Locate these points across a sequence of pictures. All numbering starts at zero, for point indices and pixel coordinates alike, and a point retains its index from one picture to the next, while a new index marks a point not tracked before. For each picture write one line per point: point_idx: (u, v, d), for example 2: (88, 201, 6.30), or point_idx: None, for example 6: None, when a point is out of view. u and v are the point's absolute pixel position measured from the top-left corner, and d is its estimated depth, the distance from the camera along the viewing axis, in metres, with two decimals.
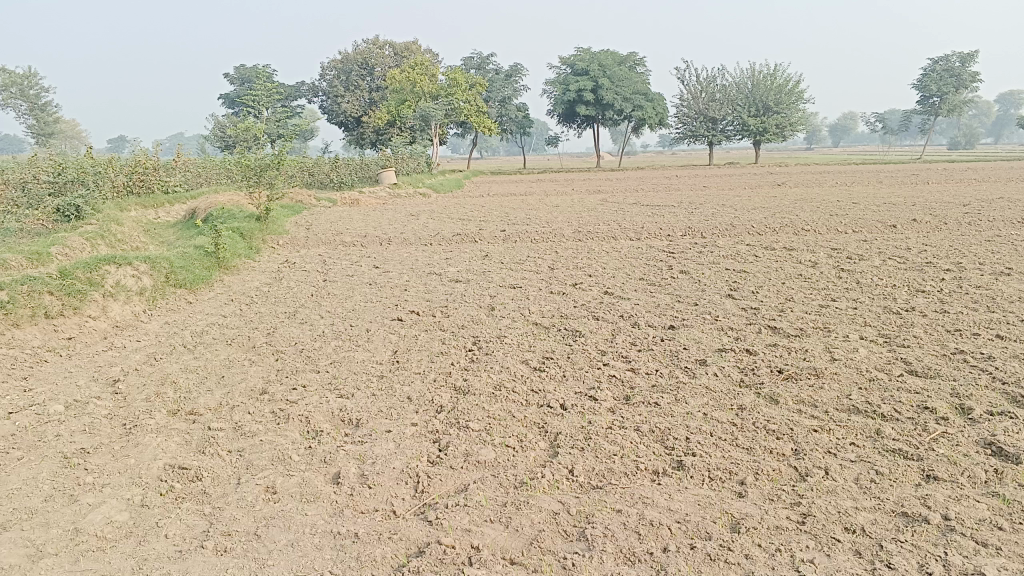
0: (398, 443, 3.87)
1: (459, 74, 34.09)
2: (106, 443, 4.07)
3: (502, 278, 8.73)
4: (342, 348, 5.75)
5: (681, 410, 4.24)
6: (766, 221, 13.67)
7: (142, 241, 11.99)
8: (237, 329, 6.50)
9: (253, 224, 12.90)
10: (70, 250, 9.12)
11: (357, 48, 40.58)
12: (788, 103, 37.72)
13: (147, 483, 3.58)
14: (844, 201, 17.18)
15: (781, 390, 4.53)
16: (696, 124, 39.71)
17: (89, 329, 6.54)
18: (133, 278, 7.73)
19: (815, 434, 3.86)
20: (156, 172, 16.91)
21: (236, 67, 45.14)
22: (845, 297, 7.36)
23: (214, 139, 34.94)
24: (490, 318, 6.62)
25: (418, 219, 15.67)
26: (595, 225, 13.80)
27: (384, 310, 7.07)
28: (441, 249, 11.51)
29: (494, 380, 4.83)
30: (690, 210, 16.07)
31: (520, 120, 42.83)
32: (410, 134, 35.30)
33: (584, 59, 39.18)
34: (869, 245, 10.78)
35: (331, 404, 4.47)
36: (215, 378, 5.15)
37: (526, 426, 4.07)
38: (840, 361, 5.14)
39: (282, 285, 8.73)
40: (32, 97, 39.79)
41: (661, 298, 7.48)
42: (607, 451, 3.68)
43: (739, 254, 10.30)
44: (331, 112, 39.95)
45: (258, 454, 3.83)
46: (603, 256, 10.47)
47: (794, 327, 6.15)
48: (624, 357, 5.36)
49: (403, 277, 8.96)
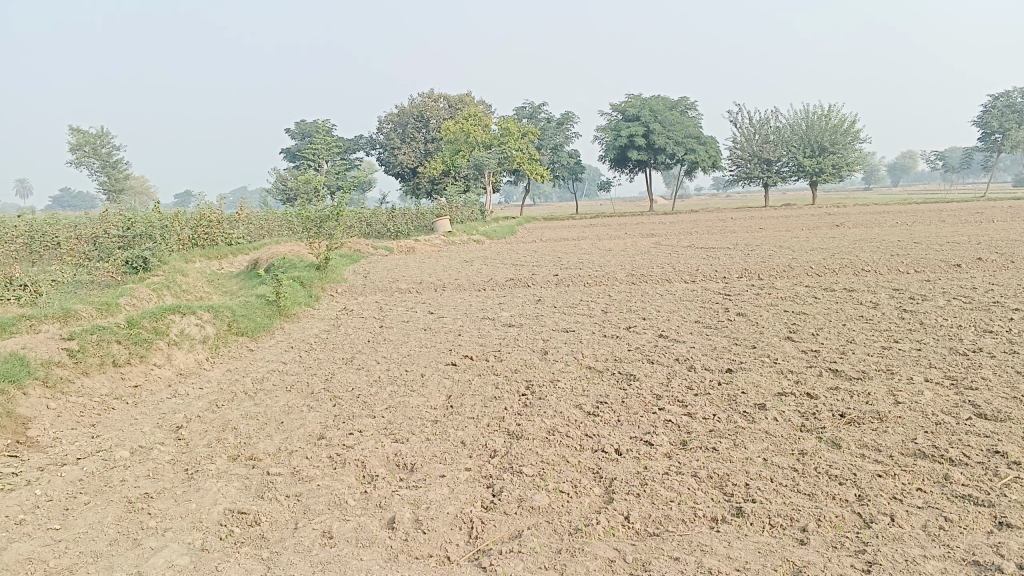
0: (452, 488, 3.88)
1: (511, 123, 34.63)
2: (169, 488, 4.17)
3: (555, 322, 8.75)
4: (398, 393, 5.81)
5: (739, 455, 4.16)
6: (824, 262, 13.48)
7: (205, 291, 12.34)
8: (296, 376, 6.62)
9: (312, 274, 13.19)
10: (137, 301, 9.44)
11: (412, 101, 41.57)
12: (845, 143, 37.24)
13: (207, 528, 3.64)
14: (904, 240, 16.85)
15: (843, 434, 4.42)
16: (751, 166, 39.52)
17: (153, 377, 6.73)
18: (197, 326, 7.95)
19: (880, 478, 3.75)
20: (220, 224, 17.46)
21: (298, 124, 46.60)
22: (908, 339, 7.18)
23: (275, 192, 35.97)
24: (544, 362, 6.63)
25: (472, 265, 15.84)
26: (648, 269, 13.77)
27: (439, 355, 7.13)
28: (495, 294, 11.60)
29: (547, 425, 4.81)
30: (745, 252, 15.93)
31: (573, 166, 43.15)
32: (464, 183, 35.85)
33: (636, 104, 39.43)
34: (932, 285, 10.54)
35: (386, 449, 4.51)
36: (274, 423, 5.25)
37: (580, 471, 4.04)
38: (905, 404, 5.00)
39: (340, 331, 8.88)
40: (105, 155, 41.56)
41: (716, 341, 7.39)
42: (664, 497, 3.62)
43: (797, 296, 10.16)
44: (388, 163, 40.83)
45: (315, 498, 3.87)
46: (657, 299, 10.43)
47: (856, 370, 6.01)
48: (680, 401, 5.30)
49: (458, 322, 9.04)
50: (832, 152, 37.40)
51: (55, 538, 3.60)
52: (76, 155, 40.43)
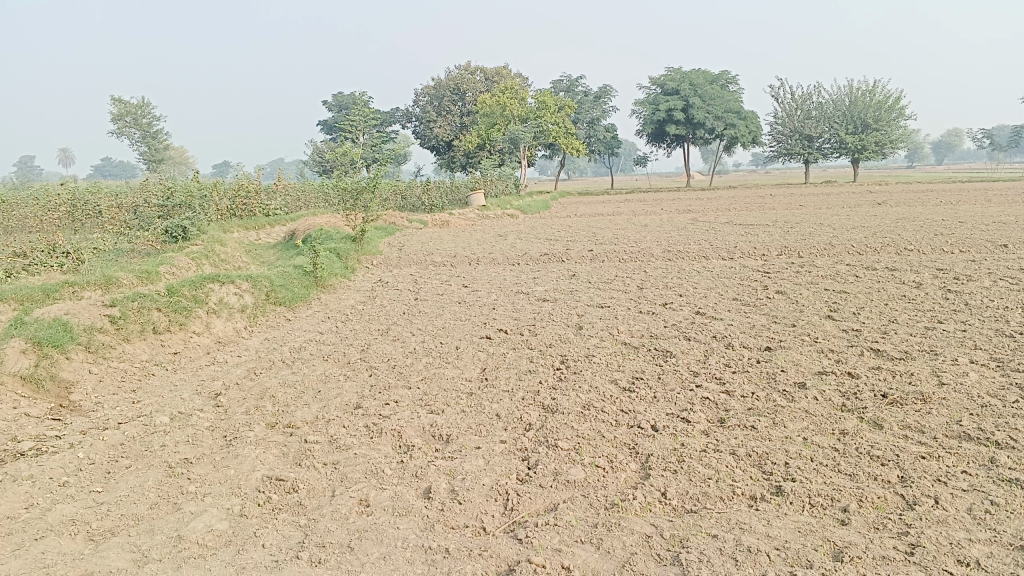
0: (488, 460, 3.87)
1: (548, 96, 34.36)
2: (208, 454, 4.22)
3: (590, 297, 8.69)
4: (433, 365, 5.82)
5: (779, 434, 4.10)
6: (865, 241, 13.23)
7: (243, 261, 12.45)
8: (332, 346, 6.66)
9: (348, 245, 13.25)
10: (177, 269, 9.56)
11: (448, 73, 41.42)
12: (888, 120, 36.40)
13: (245, 494, 3.68)
14: (948, 220, 16.46)
15: (885, 415, 4.33)
16: (791, 142, 38.83)
17: (193, 345, 6.82)
18: (235, 295, 8.03)
19: (923, 460, 3.67)
20: (258, 196, 17.59)
21: (335, 96, 46.67)
22: (953, 320, 7.02)
23: (312, 164, 36.13)
24: (579, 337, 6.59)
25: (507, 239, 15.79)
26: (685, 245, 13.62)
27: (474, 328, 7.12)
28: (530, 268, 11.56)
29: (583, 399, 4.79)
30: (785, 230, 15.69)
31: (609, 141, 42.76)
32: (500, 157, 35.70)
33: (674, 78, 38.87)
34: (978, 266, 10.30)
35: (421, 420, 4.52)
36: (311, 392, 5.28)
37: (616, 446, 4.01)
38: (949, 385, 4.89)
39: (375, 303, 8.92)
40: (145, 125, 42.02)
41: (755, 319, 7.29)
42: (702, 475, 3.58)
43: (837, 275, 9.99)
44: (424, 136, 40.78)
45: (351, 467, 3.89)
46: (694, 275, 10.31)
47: (898, 350, 5.89)
48: (717, 379, 5.24)
49: (493, 296, 9.03)
50: (875, 129, 36.60)
51: (98, 500, 3.67)
52: (117, 125, 40.93)
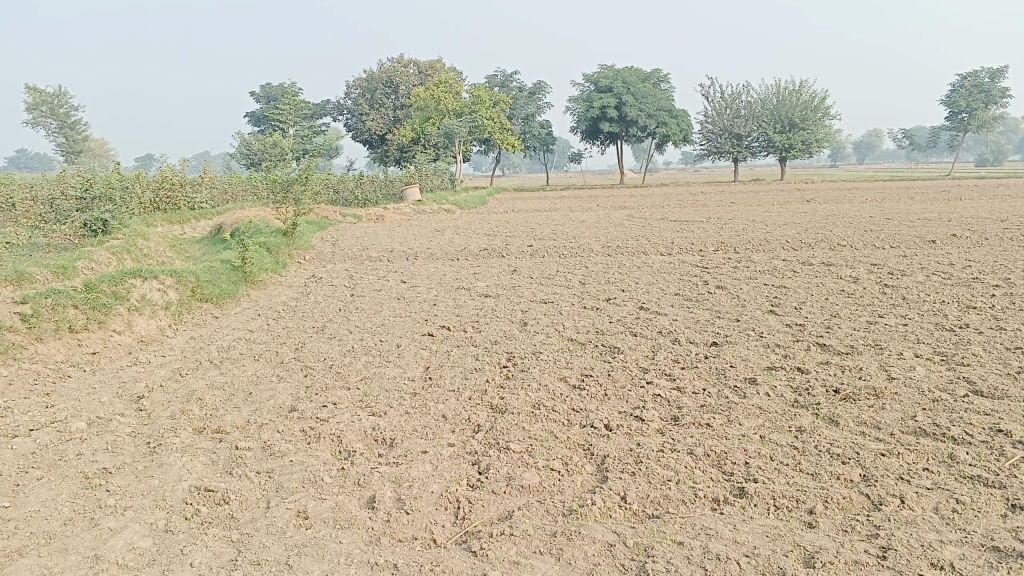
0: (436, 465, 3.64)
1: (482, 92, 34.18)
2: (129, 462, 3.88)
3: (532, 293, 8.53)
4: (373, 364, 5.55)
5: (736, 432, 3.98)
6: (799, 236, 13.39)
7: (167, 256, 11.89)
8: (265, 345, 6.33)
9: (280, 239, 12.79)
10: (96, 265, 9.03)
11: (382, 67, 40.84)
12: (814, 119, 37.24)
13: (171, 507, 3.37)
14: (876, 217, 16.82)
15: (840, 411, 4.26)
16: (721, 140, 39.46)
17: (113, 344, 6.39)
18: (159, 292, 7.59)
19: (884, 458, 3.59)
20: (183, 188, 16.91)
21: (265, 87, 45.54)
22: (893, 314, 7.06)
23: (241, 157, 35.10)
24: (524, 334, 6.40)
25: (444, 234, 15.51)
26: (623, 240, 13.56)
27: (415, 325, 6.87)
28: (468, 264, 11.33)
29: (532, 398, 4.59)
30: (720, 226, 15.83)
31: (544, 137, 42.75)
32: (434, 151, 35.30)
33: (608, 75, 39.07)
34: (909, 261, 10.48)
35: (363, 422, 4.26)
36: (243, 395, 4.96)
37: (570, 448, 3.83)
38: (899, 380, 4.85)
39: (309, 299, 8.56)
40: (63, 115, 40.20)
41: (699, 314, 7.21)
42: (661, 476, 3.43)
43: (775, 270, 10.05)
44: (357, 130, 40.09)
45: (288, 475, 3.61)
46: (635, 271, 10.24)
47: (844, 344, 5.86)
48: (668, 375, 5.11)
49: (432, 291, 8.79)
50: (801, 128, 37.40)
51: (4, 517, 3.31)
52: (33, 115, 39.11)
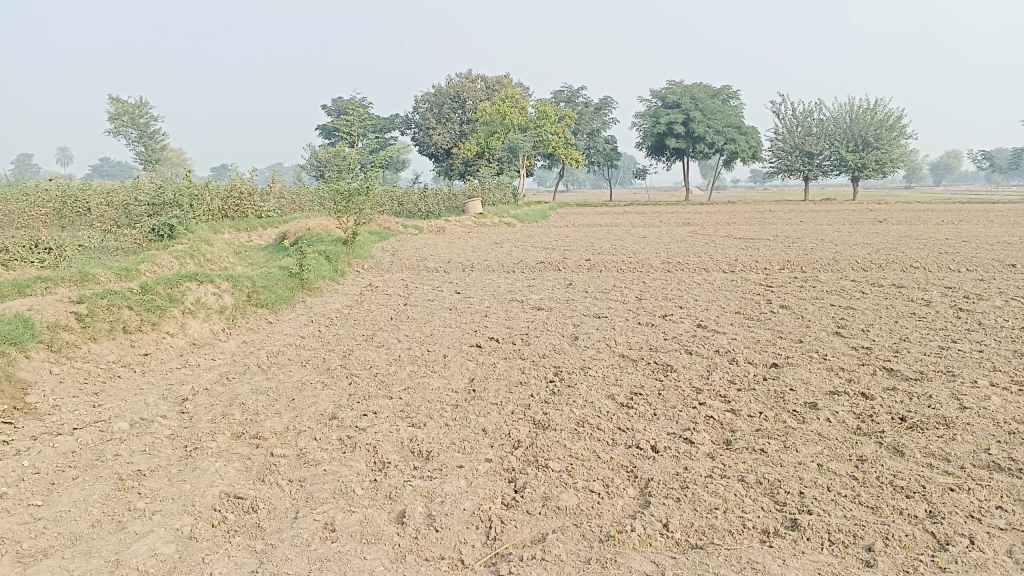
0: (470, 481, 3.50)
1: (548, 107, 34.12)
2: (164, 466, 3.84)
3: (587, 307, 8.35)
4: (418, 374, 5.45)
5: (791, 459, 3.73)
6: (869, 257, 12.89)
7: (230, 261, 12.07)
8: (313, 351, 6.30)
9: (339, 248, 12.89)
10: (158, 268, 9.19)
11: (449, 81, 41.23)
12: (889, 138, 36.11)
13: (199, 513, 3.30)
14: (953, 239, 16.13)
15: (906, 441, 3.98)
16: (791, 158, 38.63)
17: (165, 346, 6.44)
18: (214, 295, 7.66)
19: (952, 493, 3.31)
20: (251, 196, 17.24)
21: (335, 101, 46.42)
22: (967, 339, 6.66)
23: (309, 168, 35.75)
24: (574, 348, 6.22)
25: (503, 247, 15.44)
26: (684, 257, 13.27)
27: (464, 336, 6.77)
28: (525, 276, 11.20)
29: (577, 415, 4.42)
30: (786, 244, 15.38)
31: (609, 152, 42.49)
32: (498, 166, 35.40)
33: (675, 91, 38.66)
34: (987, 285, 9.96)
35: (401, 433, 4.15)
36: (285, 400, 4.91)
37: (612, 469, 3.64)
38: (972, 410, 4.52)
39: (362, 307, 8.54)
40: (142, 125, 41.57)
41: (759, 333, 6.93)
42: (707, 504, 3.22)
43: (843, 291, 9.65)
44: (423, 144, 40.49)
45: (318, 485, 3.51)
46: (694, 288, 9.97)
47: (913, 370, 5.53)
48: (722, 396, 4.88)
49: (485, 303, 8.69)
50: (875, 147, 36.31)
51: (35, 516, 3.28)
52: (115, 124, 40.57)
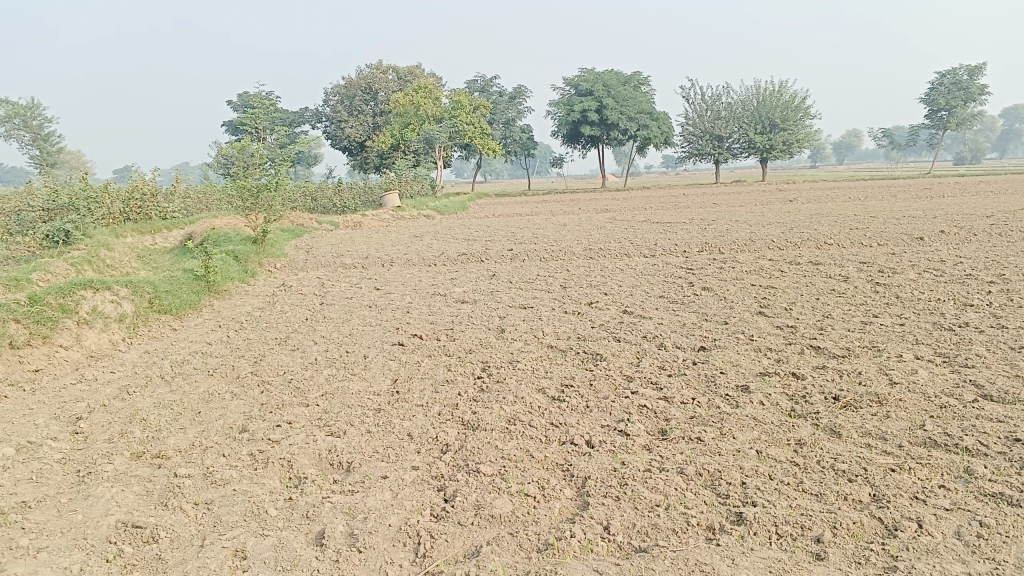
0: (396, 493, 3.24)
1: (462, 96, 33.72)
2: (53, 496, 3.44)
3: (511, 297, 8.15)
4: (336, 377, 5.14)
5: (729, 447, 3.60)
6: (785, 236, 13.08)
7: (133, 265, 11.40)
8: (222, 359, 5.90)
9: (250, 248, 12.36)
10: (52, 276, 8.57)
11: (360, 73, 40.44)
12: (795, 120, 37.04)
13: (91, 547, 2.94)
14: (861, 215, 16.58)
15: (842, 421, 3.90)
16: (702, 142, 39.29)
17: (59, 361, 5.94)
18: (112, 304, 7.15)
19: (894, 474, 3.23)
20: (155, 198, 16.40)
21: (243, 97, 45.00)
22: (887, 313, 6.72)
23: (218, 166, 34.50)
24: (500, 341, 6.00)
25: (422, 240, 15.10)
26: (605, 243, 13.21)
27: (385, 334, 6.48)
28: (445, 269, 10.93)
29: (506, 412, 4.20)
30: (703, 227, 15.49)
31: (525, 141, 42.41)
32: (414, 157, 34.90)
33: (587, 79, 38.82)
34: (899, 258, 10.18)
35: (318, 444, 3.85)
36: (190, 414, 4.54)
37: (547, 469, 3.44)
38: (902, 385, 4.49)
39: (277, 309, 8.14)
40: (36, 127, 39.38)
41: (685, 317, 6.85)
42: (649, 502, 3.05)
43: (762, 270, 9.72)
44: (336, 138, 39.61)
45: (227, 508, 3.20)
46: (617, 273, 9.88)
47: (840, 347, 5.51)
48: (654, 384, 4.74)
49: (406, 298, 8.40)
50: (782, 128, 37.27)
51: None
52: (5, 126, 38.26)
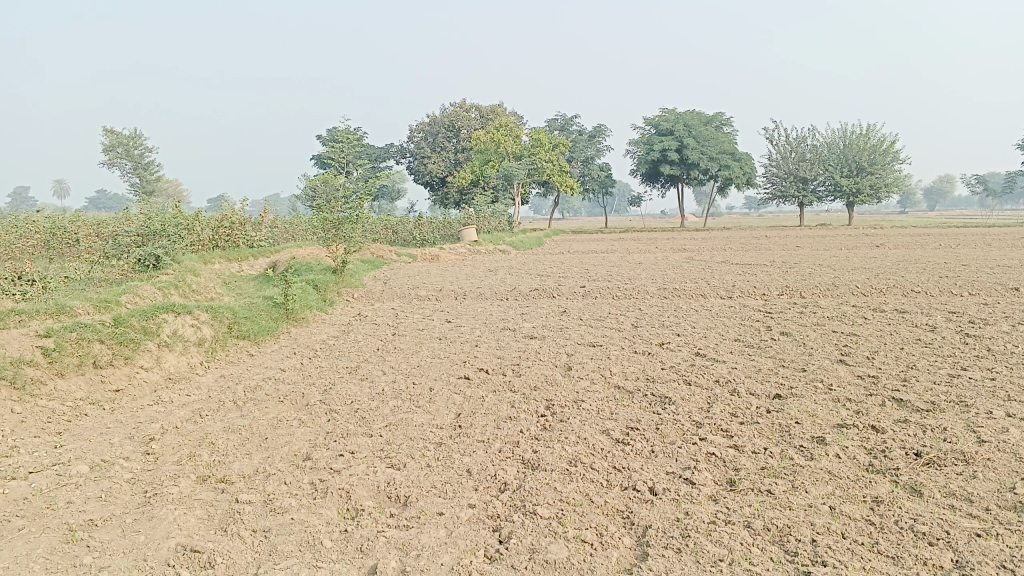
0: (451, 531, 3.19)
1: (543, 134, 33.99)
2: (119, 515, 3.51)
3: (581, 335, 8.07)
4: (401, 409, 5.14)
5: (800, 502, 3.43)
6: (869, 282, 12.66)
7: (217, 291, 11.77)
8: (292, 385, 5.99)
9: (329, 277, 12.63)
10: (139, 299, 8.91)
11: (444, 110, 41.30)
12: (883, 163, 36.04)
13: (150, 569, 2.98)
14: (952, 262, 15.93)
15: (924, 480, 3.68)
16: (786, 184, 38.60)
17: (138, 381, 6.13)
18: (192, 328, 7.37)
19: (980, 540, 3.01)
20: (243, 227, 16.98)
21: (331, 131, 46.46)
22: (978, 366, 6.37)
23: (304, 198, 35.56)
24: (567, 379, 5.92)
25: (497, 274, 15.18)
26: (681, 283, 13.02)
27: (452, 367, 6.48)
28: (518, 304, 10.92)
29: (568, 453, 4.12)
30: (784, 270, 15.14)
31: (604, 180, 42.41)
32: (493, 193, 35.30)
33: (668, 118, 38.68)
34: (992, 309, 9.71)
35: (378, 476, 3.84)
36: (257, 440, 4.60)
37: (606, 515, 3.34)
38: (991, 443, 4.22)
39: (349, 338, 8.25)
40: (138, 156, 41.44)
41: (761, 362, 6.64)
42: (711, 556, 2.91)
43: (844, 316, 9.39)
44: (419, 173, 40.41)
45: (284, 537, 3.20)
46: (692, 314, 9.70)
47: (924, 400, 5.24)
48: (723, 431, 4.58)
49: (476, 332, 8.42)
50: (870, 172, 36.31)
51: None
52: (109, 156, 40.38)
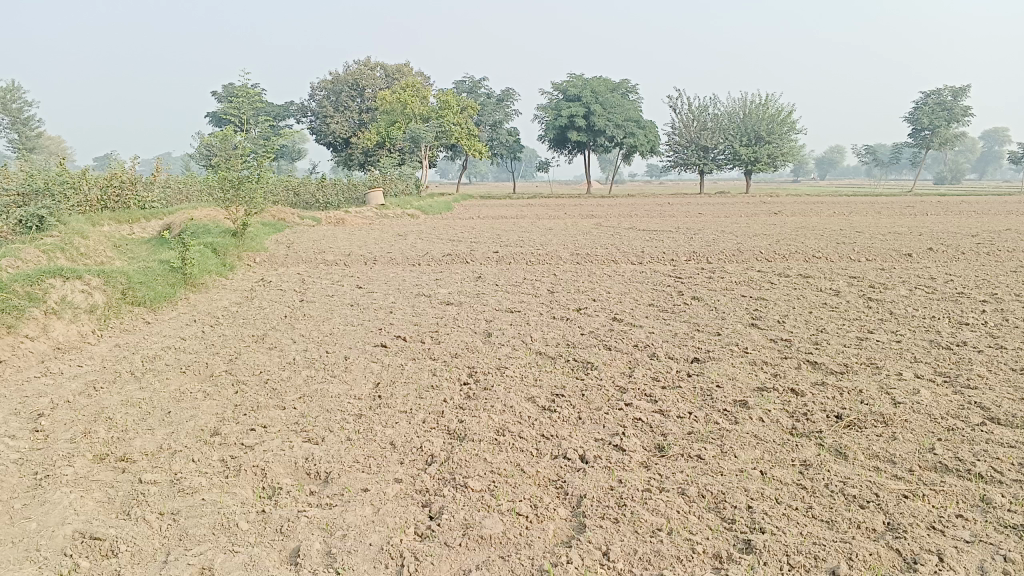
0: (378, 508, 3.02)
1: (451, 97, 33.37)
2: (5, 500, 3.18)
3: (497, 301, 7.94)
4: (315, 379, 4.90)
5: (732, 467, 3.41)
6: (772, 248, 12.97)
7: (108, 254, 11.07)
8: (196, 355, 5.65)
9: (229, 241, 12.05)
10: (21, 263, 8.25)
11: (348, 69, 40.16)
12: (780, 133, 37.08)
13: (44, 560, 2.69)
14: (847, 229, 16.51)
15: (848, 442, 3.72)
16: (687, 152, 39.32)
17: (23, 351, 5.66)
18: (82, 294, 6.86)
19: (909, 501, 3.04)
20: (133, 187, 16.02)
21: (229, 87, 44.54)
22: (883, 330, 6.56)
23: (200, 157, 33.99)
24: (487, 346, 5.79)
25: (406, 238, 14.86)
26: (592, 248, 13.03)
27: (367, 334, 6.25)
28: (430, 269, 10.68)
29: (495, 422, 3.98)
30: (689, 236, 15.36)
31: (512, 145, 42.21)
32: (399, 156, 34.58)
33: (576, 84, 38.68)
34: (889, 274, 10.07)
35: (295, 451, 3.62)
36: (160, 414, 4.28)
37: (540, 486, 3.23)
38: (906, 404, 4.32)
39: (254, 304, 7.88)
40: (16, 111, 38.70)
41: (676, 327, 6.66)
42: (650, 525, 2.84)
43: (752, 281, 9.56)
44: (322, 133, 39.20)
45: (195, 520, 2.96)
46: (605, 279, 9.70)
47: (837, 363, 5.35)
48: (648, 395, 4.54)
49: (389, 297, 8.18)
50: (767, 141, 37.31)
51: None
52: None
